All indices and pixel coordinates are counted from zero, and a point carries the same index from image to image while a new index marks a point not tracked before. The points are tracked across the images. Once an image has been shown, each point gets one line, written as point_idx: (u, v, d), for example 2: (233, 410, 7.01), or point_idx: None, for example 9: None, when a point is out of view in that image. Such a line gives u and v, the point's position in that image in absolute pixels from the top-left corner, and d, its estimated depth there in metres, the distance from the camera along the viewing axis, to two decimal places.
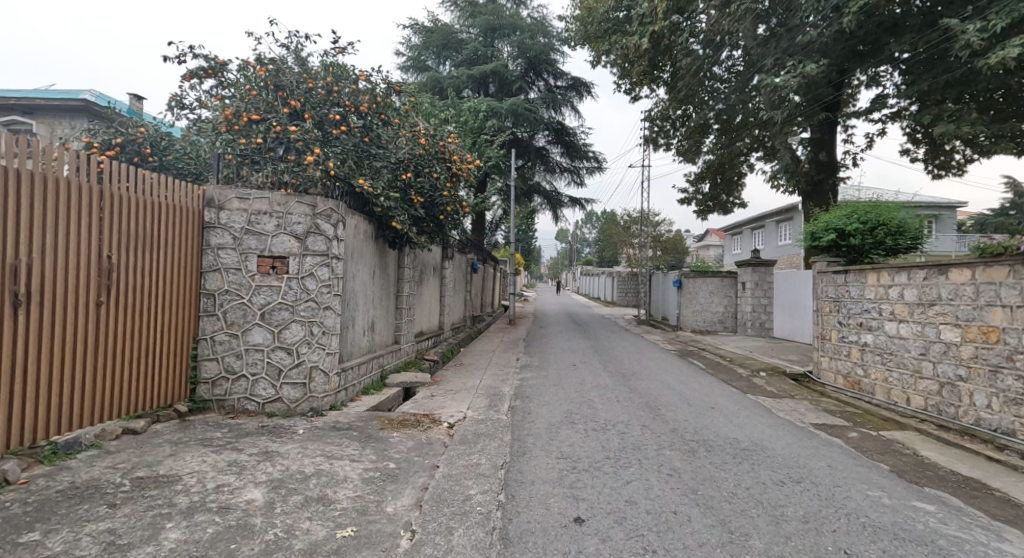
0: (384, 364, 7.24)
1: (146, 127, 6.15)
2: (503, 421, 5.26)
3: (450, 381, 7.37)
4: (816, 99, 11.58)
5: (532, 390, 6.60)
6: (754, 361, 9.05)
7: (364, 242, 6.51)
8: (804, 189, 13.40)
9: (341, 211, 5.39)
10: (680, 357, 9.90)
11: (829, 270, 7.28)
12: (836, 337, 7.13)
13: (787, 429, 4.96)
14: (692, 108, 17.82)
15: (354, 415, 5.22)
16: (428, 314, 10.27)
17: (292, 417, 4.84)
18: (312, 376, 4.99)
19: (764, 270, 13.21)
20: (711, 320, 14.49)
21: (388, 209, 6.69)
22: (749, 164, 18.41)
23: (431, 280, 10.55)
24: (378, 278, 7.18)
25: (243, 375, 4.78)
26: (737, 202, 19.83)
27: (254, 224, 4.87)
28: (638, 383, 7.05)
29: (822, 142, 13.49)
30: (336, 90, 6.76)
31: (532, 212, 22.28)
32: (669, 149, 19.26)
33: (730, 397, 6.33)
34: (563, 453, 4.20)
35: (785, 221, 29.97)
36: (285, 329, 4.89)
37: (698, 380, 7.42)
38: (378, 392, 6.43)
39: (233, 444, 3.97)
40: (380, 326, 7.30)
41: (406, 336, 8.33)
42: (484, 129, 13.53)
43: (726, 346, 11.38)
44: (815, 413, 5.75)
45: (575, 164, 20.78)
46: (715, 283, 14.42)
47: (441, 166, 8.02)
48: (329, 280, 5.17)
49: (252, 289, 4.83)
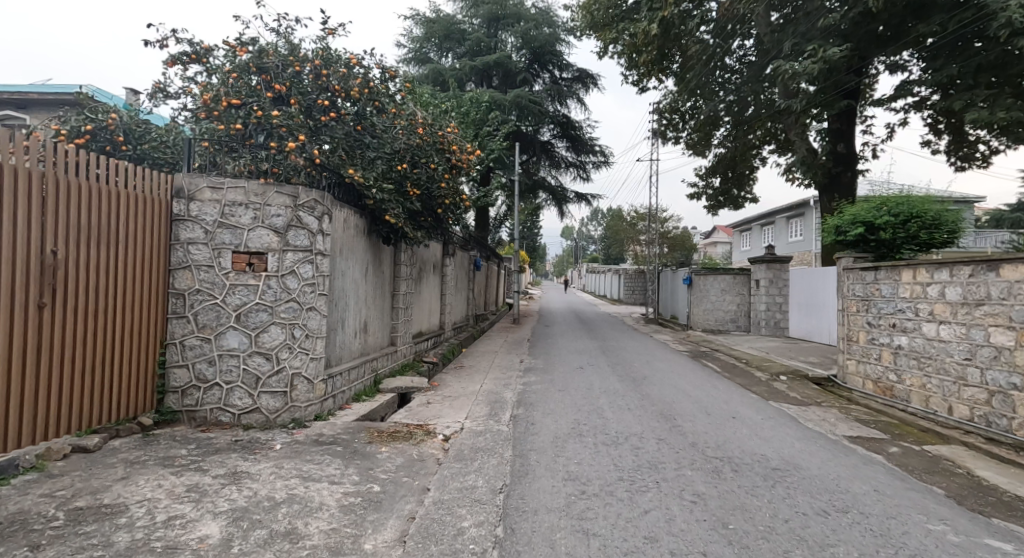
0: (379, 368, 6.79)
1: (119, 112, 5.66)
2: (505, 433, 4.79)
3: (449, 386, 6.91)
4: (836, 86, 11.00)
5: (536, 397, 6.15)
6: (772, 363, 8.54)
7: (355, 238, 6.05)
8: (821, 181, 12.84)
9: (327, 203, 4.96)
10: (693, 359, 9.41)
11: (856, 267, 6.94)
12: (865, 339, 6.62)
13: (820, 444, 4.47)
14: (701, 100, 17.25)
15: (342, 426, 4.78)
16: (427, 314, 9.82)
17: (271, 429, 4.40)
18: (293, 384, 4.57)
19: (780, 267, 12.66)
20: (723, 319, 13.95)
21: (381, 202, 6.24)
22: (761, 158, 17.82)
23: (430, 278, 10.08)
24: (372, 277, 6.74)
25: (217, 384, 4.33)
26: (748, 196, 19.27)
27: (228, 217, 4.40)
28: (651, 389, 6.57)
29: (841, 133, 12.89)
30: (326, 73, 6.26)
31: (537, 208, 21.79)
32: (678, 142, 18.71)
33: (752, 405, 5.84)
34: (570, 473, 3.72)
35: (796, 217, 29.30)
36: (263, 332, 4.45)
37: (715, 385, 6.93)
38: (371, 399, 5.98)
39: (198, 464, 3.53)
40: (374, 327, 6.85)
41: (403, 338, 7.88)
42: (487, 121, 13.04)
43: (740, 347, 10.84)
44: (847, 423, 5.25)
45: (581, 159, 20.26)
46: (727, 281, 13.89)
47: (439, 157, 7.56)
48: (313, 279, 4.75)
49: (226, 289, 4.38)
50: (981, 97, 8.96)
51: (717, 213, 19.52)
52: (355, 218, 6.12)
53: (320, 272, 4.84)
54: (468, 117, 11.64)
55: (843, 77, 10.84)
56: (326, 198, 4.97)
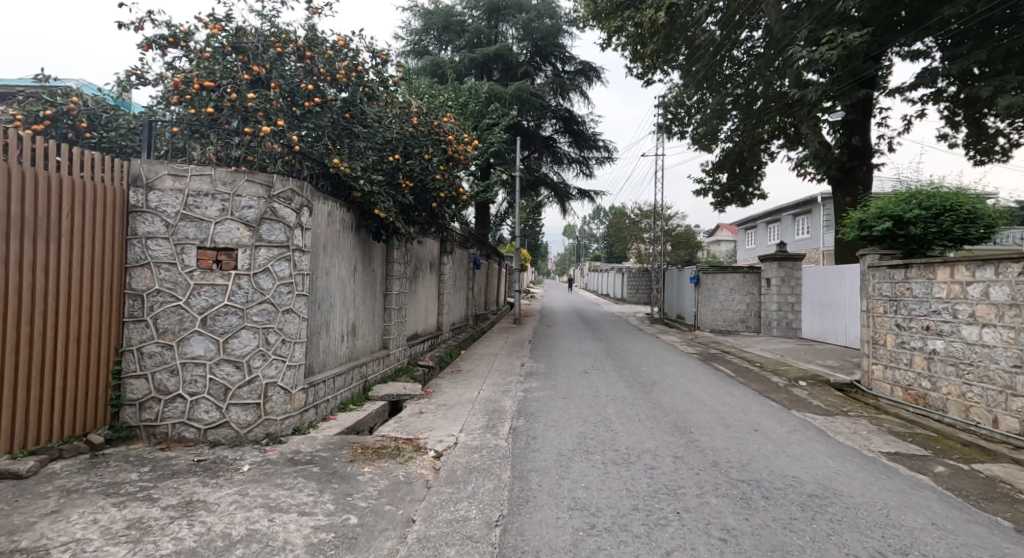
0: (368, 374, 6.32)
1: (83, 96, 5.15)
2: (503, 449, 4.31)
3: (444, 393, 6.45)
4: (852, 74, 10.55)
5: (537, 405, 5.71)
6: (789, 367, 8.05)
7: (341, 233, 5.59)
8: (835, 175, 12.36)
9: (307, 194, 4.51)
10: (704, 361, 8.93)
11: (884, 264, 6.36)
12: (893, 342, 6.13)
13: (857, 462, 3.99)
14: (708, 93, 16.76)
15: (322, 441, 4.32)
16: (423, 314, 9.35)
17: (241, 447, 3.94)
18: (268, 395, 4.13)
19: (792, 266, 12.16)
20: (732, 319, 13.46)
21: (370, 196, 5.77)
22: (770, 153, 17.33)
23: (426, 277, 9.61)
24: (362, 277, 6.29)
25: (179, 396, 3.86)
26: (755, 192, 18.77)
27: (192, 208, 3.93)
28: (661, 396, 6.10)
29: (856, 125, 12.36)
30: (310, 55, 5.76)
31: (539, 205, 21.31)
32: (684, 137, 18.24)
33: (773, 415, 5.35)
34: (577, 501, 3.24)
35: (802, 214, 28.85)
36: (232, 337, 4.00)
37: (730, 391, 6.45)
38: (358, 409, 5.52)
39: (148, 492, 3.06)
40: (363, 329, 6.39)
41: (396, 341, 7.42)
42: (487, 113, 12.56)
43: (752, 349, 10.35)
44: (881, 436, 4.76)
45: (584, 154, 19.80)
46: (735, 280, 13.40)
47: (434, 148, 7.09)
48: (290, 278, 4.29)
49: (190, 289, 3.91)
50: (1012, 82, 8.49)
51: (723, 210, 19.03)
52: (342, 211, 5.65)
53: (298, 270, 4.38)
54: (467, 109, 11.18)
55: (860, 65, 10.39)
56: (305, 189, 4.51)
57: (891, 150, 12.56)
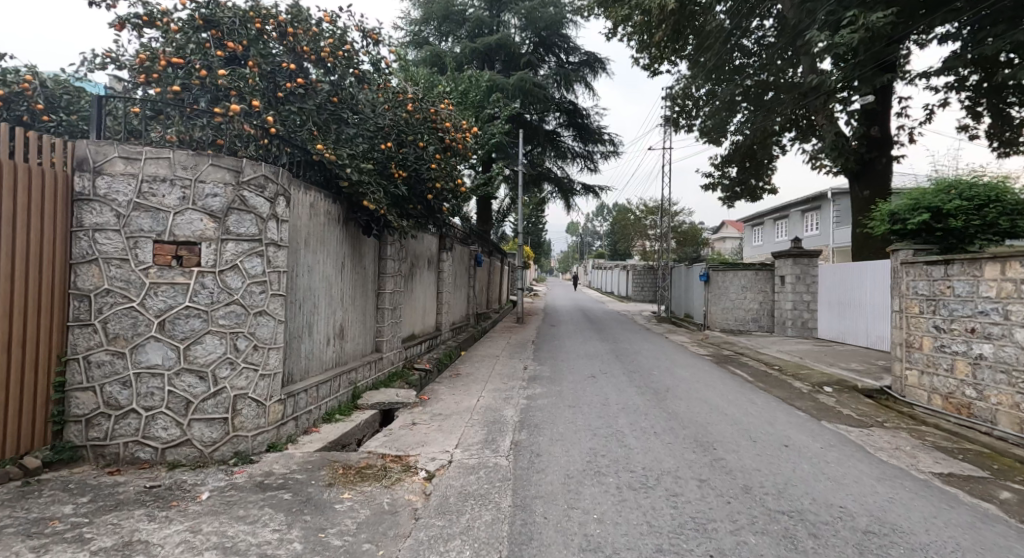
0: (358, 380, 5.84)
1: (40, 75, 4.62)
2: (504, 469, 3.81)
3: (440, 400, 5.96)
4: (875, 58, 9.99)
5: (541, 415, 5.22)
6: (810, 370, 7.53)
7: (326, 227, 5.10)
8: (852, 168, 11.82)
9: (283, 181, 4.02)
10: (718, 365, 8.41)
11: (919, 260, 5.88)
12: (931, 346, 5.61)
13: (910, 486, 3.49)
14: (717, 85, 16.21)
15: (301, 460, 3.84)
16: (420, 315, 8.87)
17: (204, 469, 3.46)
18: (237, 408, 3.65)
19: (808, 263, 11.61)
20: (743, 319, 12.94)
21: (358, 186, 5.29)
22: (781, 146, 16.78)
23: (424, 274, 9.11)
24: (352, 275, 5.82)
25: (133, 411, 3.38)
26: (766, 187, 18.20)
27: (148, 196, 3.43)
28: (676, 405, 5.60)
29: (875, 115, 11.81)
30: (292, 32, 5.26)
31: (542, 201, 20.80)
32: (692, 130, 17.70)
33: (802, 426, 4.85)
34: (590, 540, 2.74)
35: (812, 210, 28.29)
36: (195, 343, 3.51)
37: (751, 399, 5.95)
38: (345, 420, 5.03)
39: (80, 530, 2.58)
40: (352, 331, 5.91)
41: (390, 343, 6.95)
42: (488, 103, 12.08)
43: (768, 350, 9.82)
44: (928, 453, 4.25)
45: (588, 148, 19.25)
46: (748, 277, 12.86)
47: (430, 136, 6.61)
48: (263, 276, 3.81)
49: (145, 289, 3.42)
50: None
51: (733, 205, 18.48)
52: (328, 202, 5.17)
53: (273, 267, 3.89)
54: (467, 98, 10.70)
55: (882, 48, 9.85)
56: (283, 175, 4.03)
57: (911, 141, 12.00)
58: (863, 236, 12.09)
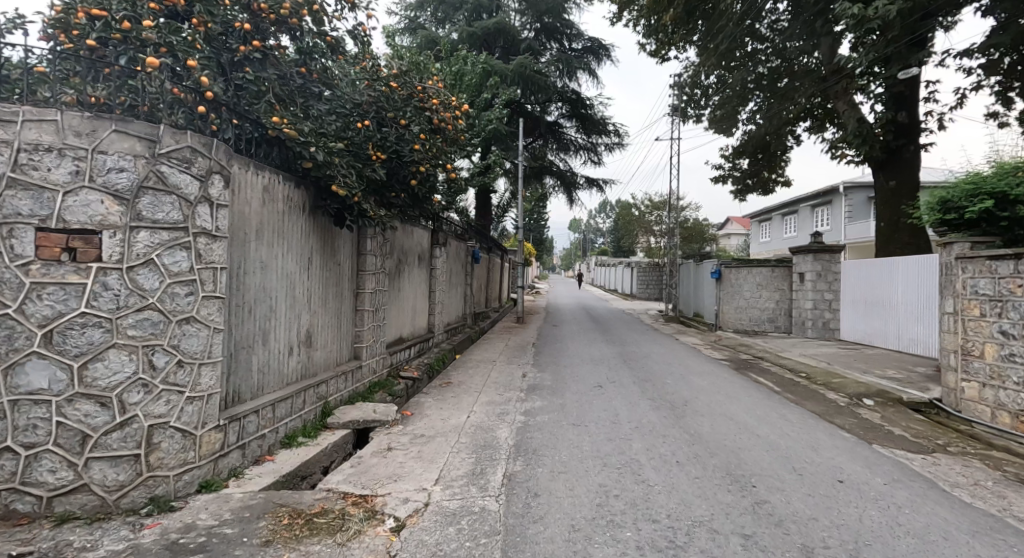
0: (330, 394, 5.07)
1: None
2: (493, 518, 3.03)
3: (425, 417, 5.18)
4: (909, 29, 9.25)
5: (540, 438, 4.44)
6: (843, 379, 6.72)
7: (285, 216, 4.32)
8: (877, 156, 11.01)
9: (218, 156, 3.24)
10: (738, 371, 7.60)
11: (978, 253, 5.08)
12: (994, 354, 4.81)
13: (1020, 546, 2.68)
14: (728, 73, 15.41)
15: (240, 504, 3.07)
16: (408, 316, 8.11)
17: (105, 523, 2.70)
18: (153, 442, 2.88)
19: (829, 259, 10.80)
20: (758, 318, 12.13)
21: (323, 168, 4.53)
22: (795, 136, 15.96)
23: (413, 272, 8.34)
24: (322, 273, 5.07)
25: (7, 451, 2.59)
26: (779, 179, 17.35)
27: (28, 170, 2.64)
28: (697, 423, 4.82)
29: (902, 99, 10.95)
30: None
31: (544, 195, 19.97)
32: (701, 120, 16.88)
33: (853, 453, 4.05)
34: None
35: (822, 205, 27.43)
36: (93, 361, 2.72)
37: (783, 414, 5.17)
38: (309, 444, 4.27)
39: None
40: (323, 338, 5.14)
41: (371, 349, 6.18)
42: (485, 89, 11.30)
43: (789, 354, 9.02)
44: (1017, 490, 3.44)
45: (592, 141, 18.42)
46: (763, 275, 12.05)
47: (415, 115, 5.83)
48: (189, 275, 3.06)
49: (25, 291, 2.62)
50: None
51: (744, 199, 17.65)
52: (289, 186, 4.40)
53: (203, 263, 3.13)
54: (461, 83, 9.99)
55: (918, 19, 9.11)
56: (219, 149, 3.27)
57: (939, 128, 11.18)
58: (888, 230, 11.28)
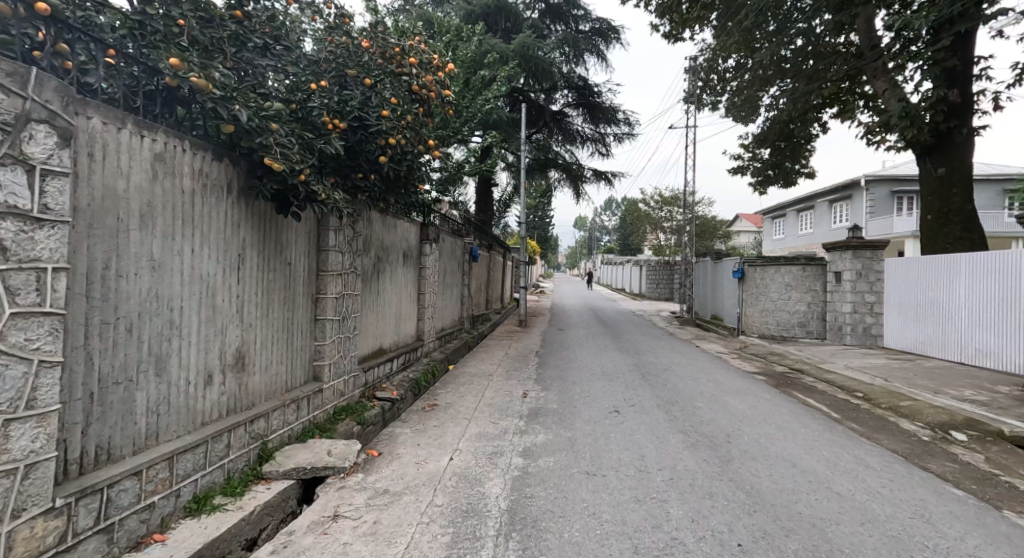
0: (272, 430, 3.93)
1: None
2: None
3: (397, 461, 4.05)
4: None
5: (544, 502, 3.27)
6: (913, 402, 5.55)
7: (196, 197, 3.19)
8: (925, 141, 9.76)
9: (43, 95, 2.12)
10: (779, 390, 6.42)
11: None
12: None
13: None
14: (748, 56, 14.22)
15: None
16: (390, 324, 6.97)
17: None
18: None
19: (871, 257, 9.60)
20: (787, 323, 10.95)
21: (253, 136, 3.41)
22: (821, 123, 14.76)
23: (396, 271, 7.21)
24: (260, 274, 3.92)
25: None
26: (803, 169, 16.09)
27: None
28: (751, 472, 3.65)
29: (954, 75, 9.68)
30: None
31: (549, 189, 18.72)
32: (717, 108, 15.72)
33: (984, 530, 2.87)
34: None
35: (840, 200, 26.21)
36: None
37: (858, 456, 3.99)
38: (230, 506, 3.14)
39: None
40: (263, 358, 3.99)
41: (335, 367, 5.04)
42: (482, 68, 10.16)
43: (833, 366, 7.83)
44: None
45: (600, 130, 17.32)
46: (793, 274, 10.82)
47: (388, 79, 4.62)
48: None
49: None
50: None
51: (765, 191, 16.44)
52: (205, 156, 3.25)
53: (12, 259, 2.02)
54: (455, 60, 8.93)
55: None
56: (47, 86, 2.15)
57: (994, 109, 9.91)
58: (935, 224, 10.08)
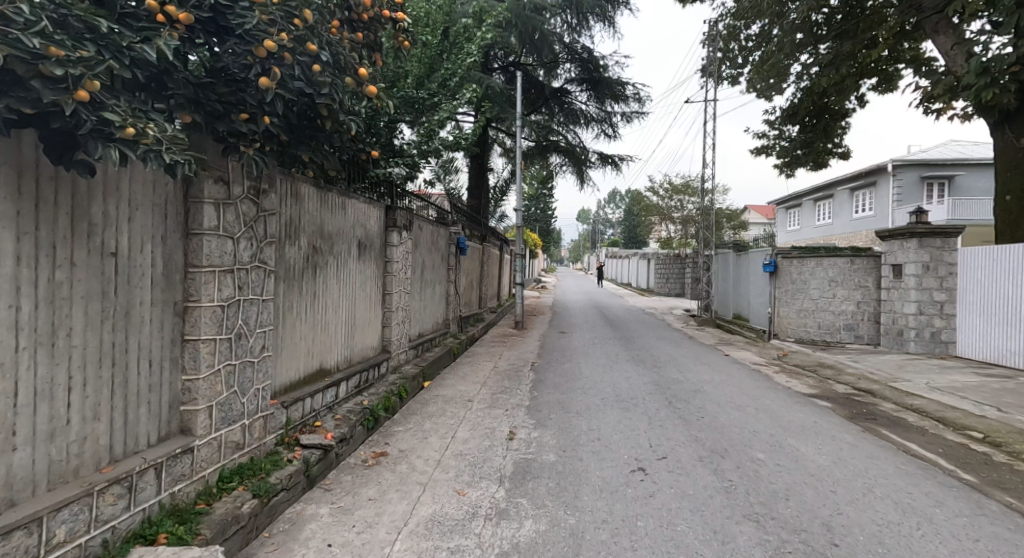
0: (50, 544, 2.24)
1: None
2: None
3: None
4: None
5: None
6: None
7: None
8: (1009, 104, 7.99)
9: None
10: (861, 425, 4.68)
11: None
12: None
13: None
14: (770, 23, 12.38)
15: None
16: (337, 336, 5.27)
17: None
18: None
19: (941, 246, 7.86)
20: (832, 325, 9.20)
21: None
22: (858, 96, 12.97)
23: (346, 265, 5.50)
24: (30, 272, 2.23)
25: None
26: (836, 150, 14.26)
27: None
28: None
29: None
30: None
31: (551, 176, 16.93)
32: (738, 82, 13.93)
33: None
34: None
35: (863, 188, 24.38)
36: None
37: None
38: None
39: None
40: (45, 415, 2.31)
41: (219, 410, 3.33)
42: (469, 21, 8.44)
43: (913, 385, 6.09)
44: None
45: (606, 109, 15.37)
46: (840, 268, 9.05)
47: None
48: None
49: None
50: None
51: (792, 174, 14.66)
52: None
53: None
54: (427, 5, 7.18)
55: None
56: None
57: None
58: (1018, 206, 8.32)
